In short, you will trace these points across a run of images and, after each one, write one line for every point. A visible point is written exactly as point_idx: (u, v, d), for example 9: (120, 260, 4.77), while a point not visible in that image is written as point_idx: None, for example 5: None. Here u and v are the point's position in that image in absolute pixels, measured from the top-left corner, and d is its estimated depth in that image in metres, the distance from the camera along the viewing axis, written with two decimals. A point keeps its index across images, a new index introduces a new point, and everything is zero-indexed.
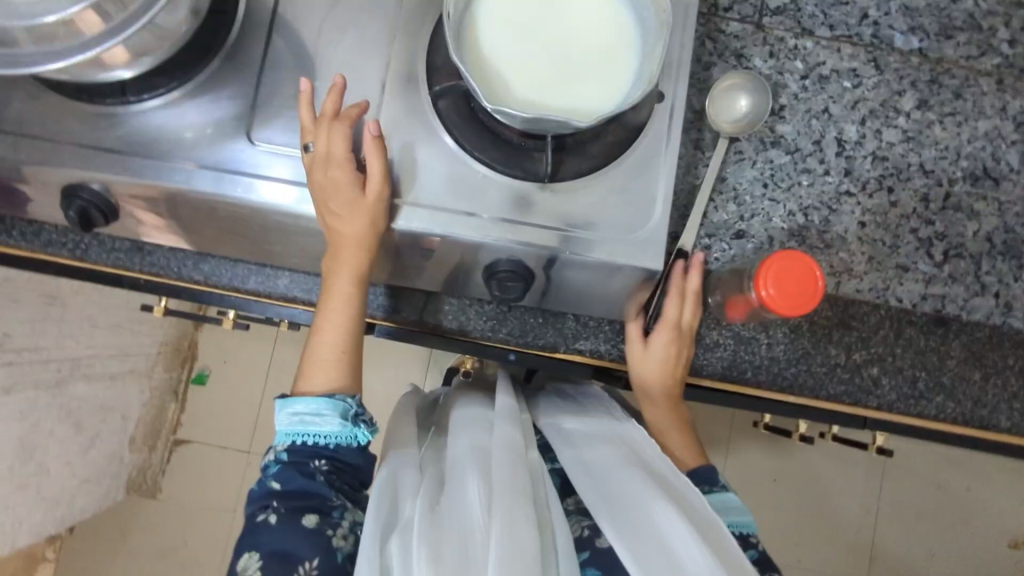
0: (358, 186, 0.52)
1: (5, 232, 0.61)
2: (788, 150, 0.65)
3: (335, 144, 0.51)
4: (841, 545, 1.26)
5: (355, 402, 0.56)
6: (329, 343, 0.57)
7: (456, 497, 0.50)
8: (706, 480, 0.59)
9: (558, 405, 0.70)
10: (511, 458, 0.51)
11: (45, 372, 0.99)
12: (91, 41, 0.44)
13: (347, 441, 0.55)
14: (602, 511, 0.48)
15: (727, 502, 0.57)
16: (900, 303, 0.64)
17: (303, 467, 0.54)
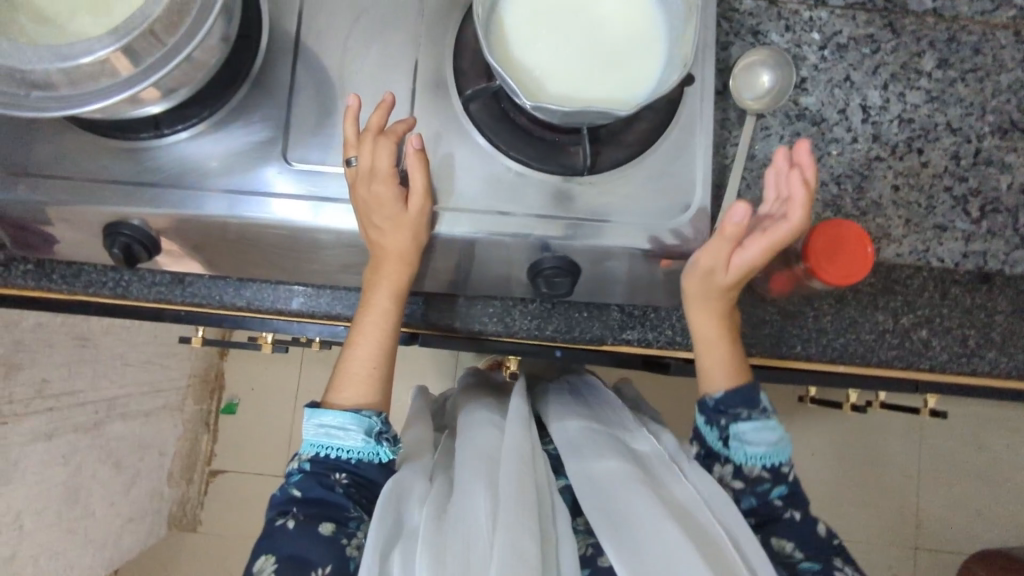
0: (401, 201, 0.51)
1: (45, 276, 0.61)
2: (814, 122, 0.64)
3: (379, 159, 0.51)
4: (886, 513, 1.26)
5: (381, 419, 0.57)
6: (364, 361, 0.57)
7: (462, 504, 0.51)
8: (745, 404, 0.55)
9: (569, 406, 0.70)
10: (519, 469, 0.52)
11: (83, 415, 0.94)
12: (128, 81, 0.42)
13: (369, 456, 0.56)
14: (604, 524, 0.50)
15: (762, 432, 0.55)
16: (942, 263, 0.63)
17: (322, 478, 0.55)
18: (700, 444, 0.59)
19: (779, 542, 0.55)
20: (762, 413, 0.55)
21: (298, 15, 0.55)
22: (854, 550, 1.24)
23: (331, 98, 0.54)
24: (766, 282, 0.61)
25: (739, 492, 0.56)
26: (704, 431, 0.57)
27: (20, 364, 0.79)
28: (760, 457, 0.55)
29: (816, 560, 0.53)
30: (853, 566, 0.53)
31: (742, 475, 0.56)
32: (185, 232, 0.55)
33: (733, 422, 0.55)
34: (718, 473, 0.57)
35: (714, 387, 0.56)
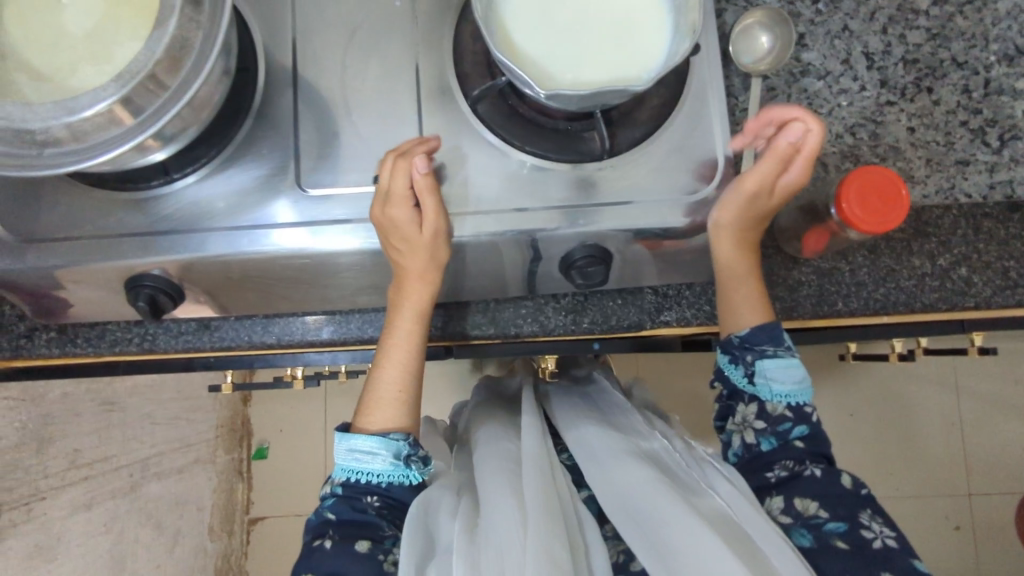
0: (415, 224, 0.51)
1: (70, 341, 0.60)
2: (819, 76, 0.64)
3: (396, 178, 0.49)
4: (935, 463, 1.24)
5: (409, 442, 0.55)
6: (391, 384, 0.56)
7: (489, 514, 0.50)
8: (770, 341, 0.56)
9: (577, 407, 0.69)
10: (542, 479, 0.52)
11: (119, 479, 1.04)
12: (129, 131, 0.39)
13: (399, 479, 0.56)
14: (628, 525, 0.49)
15: (789, 368, 0.56)
16: (971, 198, 0.62)
17: (355, 502, 0.55)
18: (724, 383, 0.60)
19: (802, 501, 0.54)
20: (787, 351, 0.56)
21: (291, 40, 0.54)
22: (905, 505, 1.23)
23: (334, 119, 0.53)
24: (796, 243, 0.60)
25: (761, 432, 0.57)
26: (728, 370, 0.58)
27: (53, 437, 0.95)
28: (785, 395, 0.56)
29: (842, 519, 0.52)
30: (878, 521, 0.52)
31: (765, 414, 0.57)
32: (207, 277, 0.54)
33: (759, 359, 0.56)
34: (742, 412, 0.58)
35: (741, 323, 0.57)
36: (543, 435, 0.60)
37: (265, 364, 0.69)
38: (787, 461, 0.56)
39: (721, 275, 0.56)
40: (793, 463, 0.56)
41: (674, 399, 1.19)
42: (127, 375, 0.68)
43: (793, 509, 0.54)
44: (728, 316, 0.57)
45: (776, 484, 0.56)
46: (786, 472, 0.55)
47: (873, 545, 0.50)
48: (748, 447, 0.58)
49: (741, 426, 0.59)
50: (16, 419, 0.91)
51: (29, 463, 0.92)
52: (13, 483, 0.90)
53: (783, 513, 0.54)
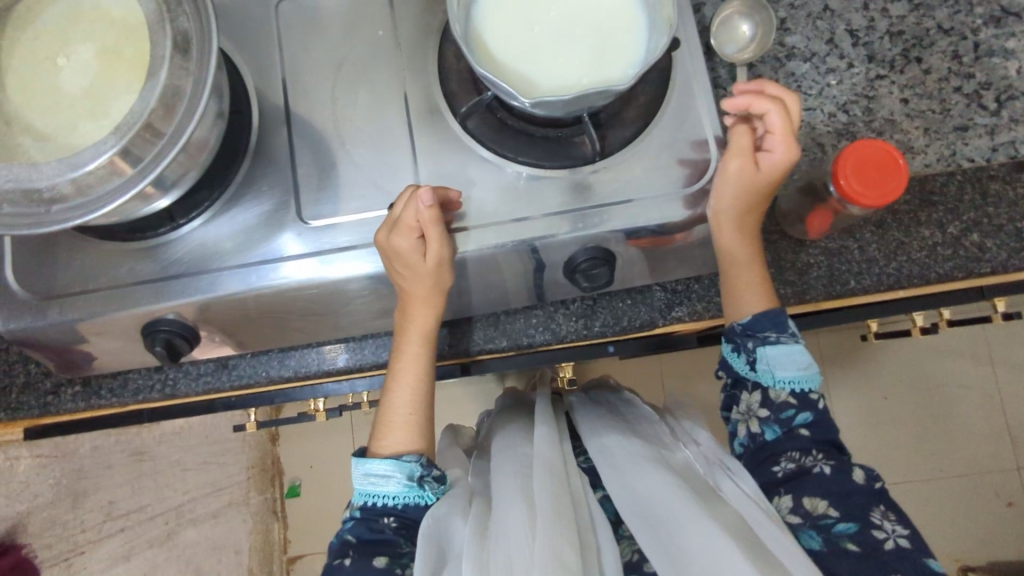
0: (420, 253, 0.51)
1: (94, 393, 0.62)
2: (805, 58, 0.64)
3: (406, 209, 0.50)
4: (978, 439, 1.20)
5: (422, 462, 0.56)
6: (401, 407, 0.57)
7: (499, 518, 0.50)
8: (773, 327, 0.55)
9: (601, 417, 0.69)
10: (552, 481, 0.52)
11: (155, 528, 1.03)
12: (133, 180, 0.41)
13: (414, 500, 0.55)
14: (642, 530, 0.48)
15: (793, 354, 0.55)
16: (974, 162, 0.61)
17: (373, 524, 0.55)
18: (727, 371, 0.60)
19: (811, 500, 0.52)
20: (790, 337, 0.55)
21: (282, 79, 0.55)
22: (952, 485, 1.19)
23: (329, 150, 0.54)
24: (799, 225, 0.60)
25: (766, 421, 0.56)
26: (731, 358, 0.59)
27: (87, 491, 0.91)
28: (790, 381, 0.56)
29: (852, 519, 0.50)
30: (890, 521, 0.50)
31: (769, 401, 0.56)
32: (224, 315, 0.54)
33: (761, 346, 0.56)
34: (746, 402, 0.58)
35: (745, 310, 0.56)
36: (561, 446, 0.60)
37: (286, 399, 0.70)
38: (794, 454, 0.54)
39: (722, 260, 0.56)
40: (800, 454, 0.54)
41: (701, 398, 1.17)
42: (153, 422, 0.70)
43: (802, 508, 0.52)
44: (732, 303, 0.57)
45: (783, 480, 0.54)
46: (793, 467, 0.54)
47: (886, 547, 0.48)
48: (754, 436, 0.57)
49: (745, 415, 0.58)
50: (49, 475, 0.84)
51: (67, 518, 0.87)
52: (53, 539, 0.85)
53: (790, 513, 0.52)
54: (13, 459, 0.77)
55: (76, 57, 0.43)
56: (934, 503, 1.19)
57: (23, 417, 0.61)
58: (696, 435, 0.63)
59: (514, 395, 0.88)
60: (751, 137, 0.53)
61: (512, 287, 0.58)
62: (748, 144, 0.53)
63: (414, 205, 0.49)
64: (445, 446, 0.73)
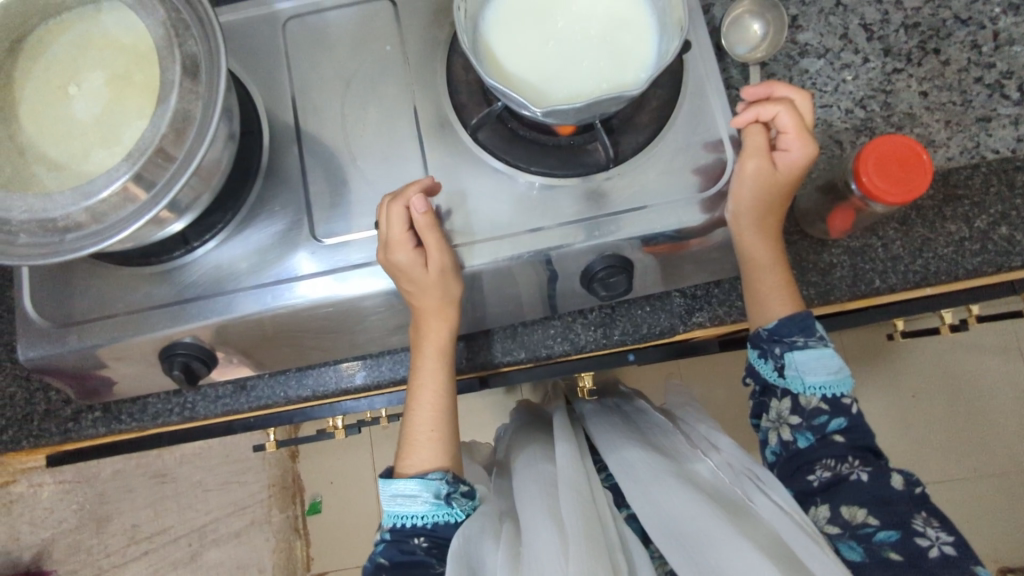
0: (421, 263, 0.51)
1: (113, 419, 0.62)
2: (819, 55, 0.63)
3: (393, 223, 0.50)
4: (1012, 436, 1.17)
5: (448, 480, 0.55)
6: (424, 424, 0.57)
7: (529, 543, 0.49)
8: (801, 331, 0.54)
9: (619, 428, 0.67)
10: (581, 504, 0.51)
11: (179, 549, 1.04)
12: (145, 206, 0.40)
13: (443, 518, 0.55)
14: (676, 552, 0.47)
15: (823, 358, 0.54)
16: (1000, 153, 0.60)
17: (403, 546, 0.54)
18: (755, 377, 0.58)
19: (849, 509, 0.50)
20: (819, 341, 0.54)
21: (291, 98, 0.55)
22: (986, 484, 1.16)
23: (340, 167, 0.54)
24: (820, 224, 0.59)
25: (798, 428, 0.55)
26: (758, 365, 0.57)
27: (110, 515, 0.93)
28: (820, 387, 0.54)
29: (893, 526, 0.48)
30: (933, 527, 0.48)
31: (800, 407, 0.55)
32: (241, 336, 0.54)
33: (789, 350, 0.54)
34: (776, 408, 0.56)
35: (769, 315, 0.55)
36: (584, 464, 0.59)
37: (304, 418, 0.69)
38: (829, 462, 0.53)
39: (743, 264, 0.55)
40: (835, 462, 0.53)
41: (723, 402, 1.15)
42: (172, 445, 0.70)
43: (840, 517, 0.50)
44: (758, 308, 0.56)
45: (820, 489, 0.52)
46: (829, 475, 0.52)
47: (930, 555, 0.46)
48: (786, 444, 0.56)
49: (775, 423, 0.56)
50: (72, 502, 0.85)
51: (92, 543, 0.89)
52: (80, 564, 0.87)
53: (829, 524, 0.50)
54: (36, 485, 0.78)
55: (87, 85, 0.44)
56: (968, 503, 1.16)
57: (44, 444, 0.61)
58: (717, 441, 0.61)
59: (532, 407, 0.87)
60: (765, 136, 0.52)
61: (526, 298, 0.57)
62: (762, 142, 0.51)
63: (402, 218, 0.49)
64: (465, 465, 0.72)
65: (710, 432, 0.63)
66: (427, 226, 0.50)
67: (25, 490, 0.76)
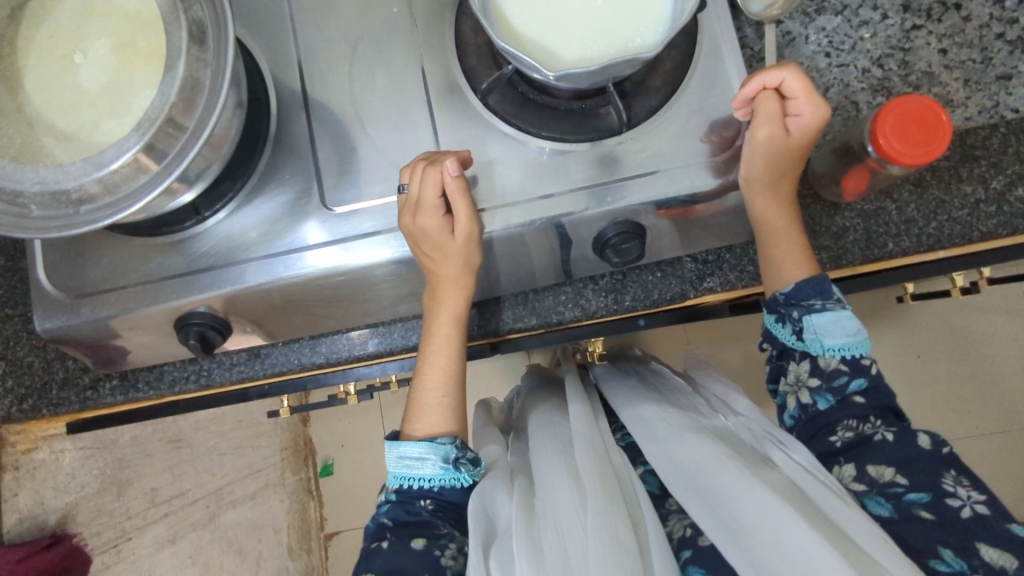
0: (448, 231, 0.51)
1: (130, 387, 0.62)
2: (836, 12, 0.61)
3: (425, 188, 0.49)
4: (1014, 395, 1.18)
5: (456, 444, 0.56)
6: (435, 389, 0.57)
7: (546, 497, 0.51)
8: (818, 294, 0.54)
9: (636, 388, 0.68)
10: (595, 457, 0.52)
11: (197, 511, 1.04)
12: (159, 175, 0.40)
13: (450, 482, 0.56)
14: (695, 504, 0.48)
15: (843, 320, 0.54)
16: (1019, 112, 0.59)
17: (409, 507, 0.55)
18: (773, 343, 0.59)
19: (876, 468, 0.50)
20: (837, 304, 0.54)
21: (298, 63, 0.54)
22: (987, 443, 1.18)
23: (350, 134, 0.53)
24: (834, 187, 0.58)
25: (817, 391, 0.55)
26: (776, 329, 0.58)
27: (130, 479, 0.92)
28: (838, 349, 0.55)
29: (923, 488, 0.48)
30: (965, 487, 0.47)
31: (819, 369, 0.55)
32: (255, 305, 0.54)
33: (806, 314, 0.55)
34: (794, 371, 0.57)
35: (785, 280, 0.55)
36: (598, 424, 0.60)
37: (318, 385, 0.70)
38: (850, 423, 0.53)
39: (758, 231, 0.55)
40: (857, 423, 0.53)
41: (729, 365, 1.16)
42: (189, 412, 0.70)
43: (866, 476, 0.50)
44: (771, 274, 0.56)
45: (843, 450, 0.53)
46: (852, 435, 0.53)
47: (962, 514, 0.45)
48: (805, 408, 0.57)
49: (794, 387, 0.57)
50: (94, 466, 0.86)
51: (113, 506, 0.89)
52: (101, 527, 0.87)
53: (855, 481, 0.50)
54: (58, 451, 0.80)
55: (92, 53, 0.42)
56: (970, 462, 1.18)
57: (64, 412, 0.62)
58: (734, 404, 0.63)
59: (545, 371, 0.88)
60: (779, 102, 0.49)
61: (539, 266, 0.57)
62: (777, 109, 0.49)
63: (433, 185, 0.48)
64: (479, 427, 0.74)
65: (730, 397, 0.65)
66: (454, 193, 0.49)
67: (48, 457, 0.79)
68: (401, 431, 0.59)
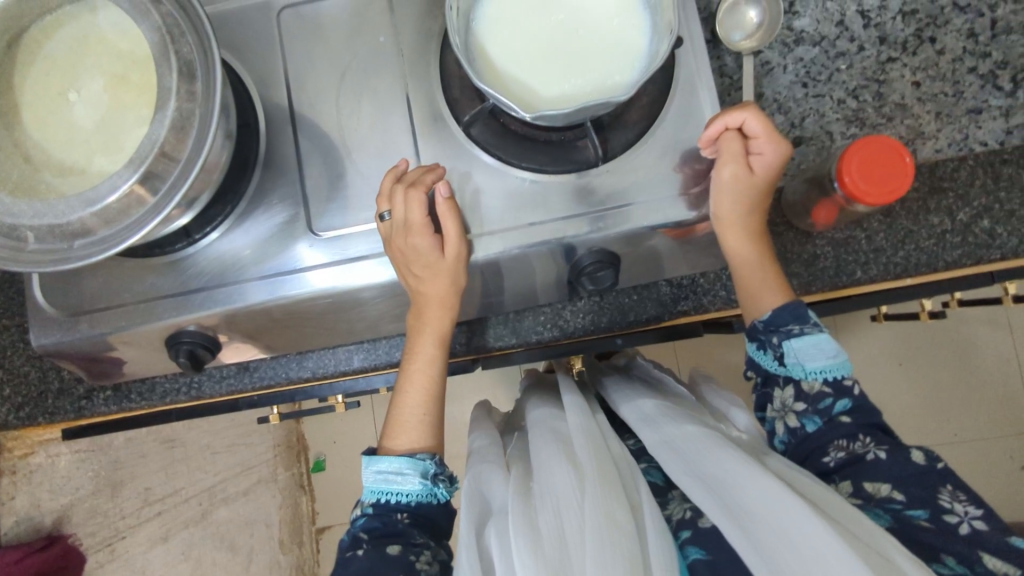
0: (438, 250, 0.53)
1: (123, 397, 0.64)
2: (814, 43, 0.63)
3: (411, 210, 0.51)
4: (992, 404, 1.21)
5: (434, 461, 0.59)
6: (416, 407, 0.59)
7: (543, 479, 0.53)
8: (795, 320, 0.56)
9: (636, 389, 0.71)
10: (596, 449, 0.55)
11: (189, 509, 1.06)
12: (158, 205, 0.41)
13: (428, 497, 0.58)
14: (691, 482, 0.49)
15: (822, 344, 0.56)
16: (987, 146, 0.61)
17: (385, 518, 0.56)
18: (757, 370, 0.61)
19: (872, 484, 0.51)
20: (813, 328, 0.56)
21: (287, 90, 0.56)
22: (965, 451, 1.20)
23: (337, 160, 0.55)
24: (805, 217, 0.60)
25: (804, 414, 0.56)
26: (759, 357, 0.60)
27: (123, 480, 0.95)
28: (820, 372, 0.56)
29: (920, 504, 0.48)
30: (961, 502, 0.47)
31: (804, 394, 0.56)
32: (244, 323, 0.56)
33: (786, 340, 0.56)
34: (779, 398, 0.58)
35: (762, 308, 0.58)
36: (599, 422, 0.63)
37: (306, 396, 0.72)
38: (841, 443, 0.54)
39: (731, 265, 0.57)
40: (848, 442, 0.53)
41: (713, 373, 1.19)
42: (180, 420, 0.72)
43: (863, 491, 0.51)
44: (748, 303, 0.58)
45: (836, 469, 0.53)
46: (844, 455, 0.53)
47: (959, 531, 0.46)
48: (793, 431, 0.57)
49: (780, 412, 0.58)
50: (89, 468, 0.89)
51: (107, 507, 0.92)
52: (97, 527, 0.90)
53: (851, 497, 0.51)
54: (54, 455, 0.82)
55: (86, 91, 0.44)
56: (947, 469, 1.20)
57: (59, 420, 0.64)
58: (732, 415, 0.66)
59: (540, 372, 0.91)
60: (741, 142, 0.52)
61: (541, 284, 0.59)
62: (740, 148, 0.52)
63: (419, 208, 0.50)
64: (473, 421, 0.78)
65: (737, 414, 0.66)
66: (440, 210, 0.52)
67: (43, 460, 0.81)
68: (378, 446, 0.61)
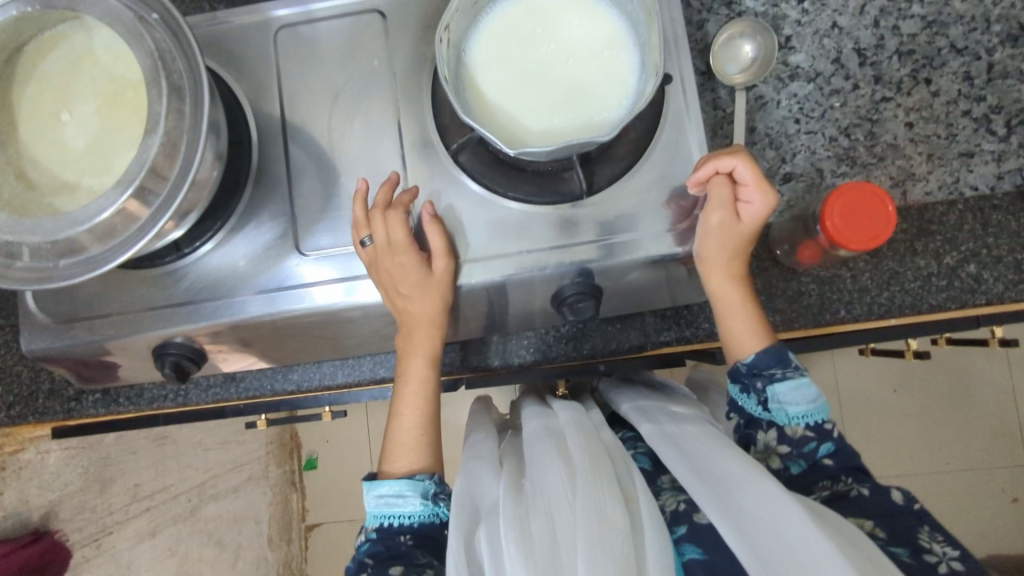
0: (424, 268, 0.53)
1: (111, 402, 0.66)
2: (809, 79, 0.63)
3: (392, 231, 0.53)
4: (985, 435, 1.20)
5: (434, 481, 0.59)
6: (411, 429, 0.60)
7: (536, 475, 0.51)
8: (778, 363, 0.56)
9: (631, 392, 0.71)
10: (592, 445, 0.54)
11: (178, 505, 1.08)
12: (146, 224, 0.42)
13: (430, 517, 0.57)
14: (691, 479, 0.48)
15: (804, 388, 0.56)
16: (977, 190, 0.61)
17: (389, 542, 0.55)
18: (739, 413, 0.59)
19: (856, 519, 0.50)
20: (796, 371, 0.56)
21: (281, 110, 0.57)
22: (955, 481, 1.20)
23: (327, 181, 0.56)
24: (792, 255, 0.60)
25: (789, 457, 0.56)
26: (742, 400, 0.59)
27: (114, 476, 0.97)
28: (803, 417, 0.56)
29: (901, 542, 0.47)
30: (939, 542, 0.47)
31: (787, 437, 0.56)
32: (229, 337, 0.57)
33: (770, 384, 0.56)
34: (762, 440, 0.57)
35: (748, 350, 0.57)
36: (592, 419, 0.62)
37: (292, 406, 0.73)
38: (826, 483, 0.54)
39: (715, 307, 0.57)
40: (831, 482, 0.54)
41: None
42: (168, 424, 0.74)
43: None
44: (730, 347, 0.58)
45: None
46: (829, 493, 0.53)
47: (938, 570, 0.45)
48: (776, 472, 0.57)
49: (764, 453, 0.58)
50: (79, 465, 0.91)
51: (94, 503, 0.94)
52: (84, 522, 0.92)
53: None
54: (44, 451, 0.84)
55: (78, 112, 0.45)
56: (936, 499, 1.20)
57: (48, 421, 0.66)
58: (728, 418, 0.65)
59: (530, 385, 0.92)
60: (730, 189, 0.52)
61: (536, 308, 0.59)
62: (728, 195, 0.52)
63: (400, 226, 0.53)
64: (472, 411, 0.79)
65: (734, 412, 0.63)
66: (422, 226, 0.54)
67: (34, 456, 0.83)
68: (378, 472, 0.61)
